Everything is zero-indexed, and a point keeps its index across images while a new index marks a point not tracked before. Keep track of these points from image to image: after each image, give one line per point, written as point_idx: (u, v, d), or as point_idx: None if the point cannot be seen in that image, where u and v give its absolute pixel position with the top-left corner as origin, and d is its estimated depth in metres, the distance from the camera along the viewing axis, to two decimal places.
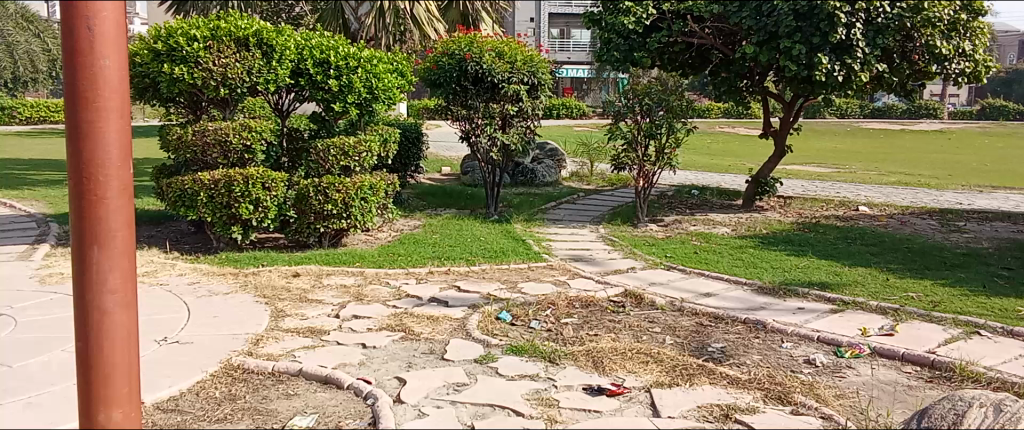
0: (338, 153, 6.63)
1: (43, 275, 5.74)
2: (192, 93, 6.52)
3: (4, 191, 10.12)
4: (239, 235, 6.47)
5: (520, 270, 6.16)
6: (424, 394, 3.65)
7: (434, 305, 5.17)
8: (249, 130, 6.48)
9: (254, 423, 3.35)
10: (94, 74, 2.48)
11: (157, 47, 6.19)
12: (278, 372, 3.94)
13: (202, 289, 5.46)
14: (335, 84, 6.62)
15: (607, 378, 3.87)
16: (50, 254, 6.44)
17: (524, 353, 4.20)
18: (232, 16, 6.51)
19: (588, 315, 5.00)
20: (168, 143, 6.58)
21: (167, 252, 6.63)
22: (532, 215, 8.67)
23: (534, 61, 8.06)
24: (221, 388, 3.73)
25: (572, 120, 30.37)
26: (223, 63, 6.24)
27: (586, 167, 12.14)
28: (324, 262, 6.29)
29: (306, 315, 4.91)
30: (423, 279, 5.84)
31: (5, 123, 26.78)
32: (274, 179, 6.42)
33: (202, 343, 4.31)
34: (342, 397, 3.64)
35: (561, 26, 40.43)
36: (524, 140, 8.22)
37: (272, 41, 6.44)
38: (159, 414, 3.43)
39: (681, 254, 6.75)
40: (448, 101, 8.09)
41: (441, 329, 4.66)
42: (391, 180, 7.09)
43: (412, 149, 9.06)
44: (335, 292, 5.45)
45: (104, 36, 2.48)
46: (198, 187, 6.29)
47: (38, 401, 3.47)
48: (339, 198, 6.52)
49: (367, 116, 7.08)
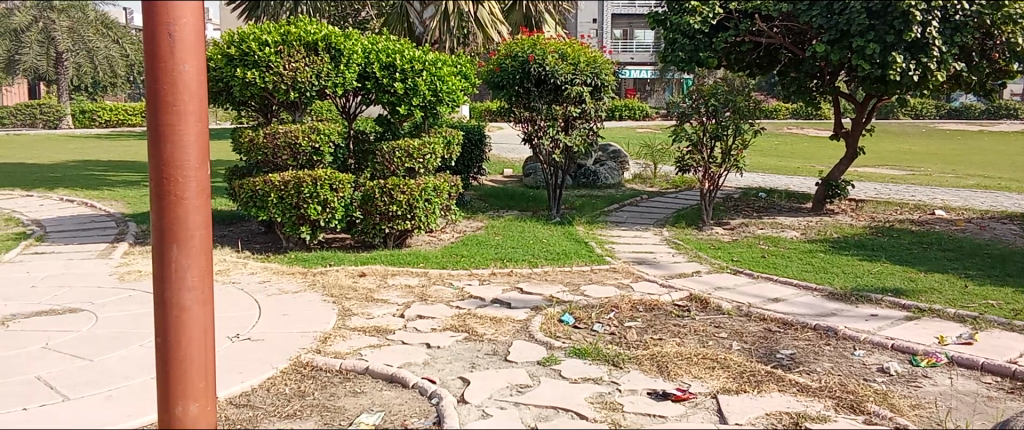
0: (403, 155, 6.70)
1: (122, 272, 5.97)
2: (263, 97, 6.71)
3: (86, 191, 10.58)
4: (308, 234, 6.62)
5: (583, 273, 6.14)
6: (488, 395, 3.67)
7: (497, 307, 5.19)
8: (318, 133, 6.62)
9: (323, 420, 3.42)
10: (174, 79, 2.56)
11: (231, 52, 6.41)
12: (345, 369, 4.02)
13: (271, 288, 5.60)
14: (401, 87, 6.70)
15: (672, 383, 3.83)
16: (129, 252, 6.70)
17: (588, 356, 4.18)
18: (302, 21, 6.68)
19: (652, 319, 4.95)
20: (240, 145, 6.77)
21: (238, 251, 6.82)
22: (595, 217, 8.63)
23: (598, 63, 8.00)
24: (291, 384, 3.83)
25: (635, 120, 30.13)
26: (293, 68, 6.40)
27: (650, 169, 12.03)
28: (389, 262, 6.39)
29: (372, 314, 4.99)
30: (486, 280, 5.87)
31: (87, 126, 28.04)
32: (341, 180, 6.54)
33: (272, 341, 4.42)
34: (407, 396, 3.68)
35: (623, 27, 40.12)
36: (587, 142, 8.18)
37: (341, 45, 6.57)
38: (231, 409, 3.54)
39: (748, 258, 6.63)
40: (510, 103, 8.11)
41: (504, 330, 4.68)
42: (455, 182, 7.13)
43: (475, 151, 9.12)
44: (400, 292, 5.53)
45: (184, 42, 2.56)
46: (268, 188, 6.46)
47: (117, 394, 3.60)
48: (404, 199, 6.61)
49: (431, 119, 7.13)
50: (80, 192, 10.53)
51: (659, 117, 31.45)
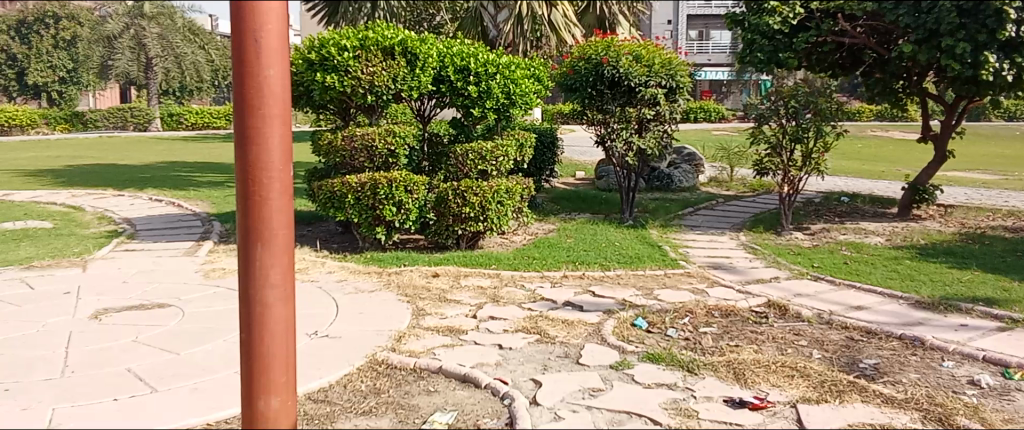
0: (476, 157, 6.74)
1: (207, 270, 6.19)
2: (341, 100, 6.86)
3: (174, 192, 11.01)
4: (383, 235, 6.75)
5: (656, 277, 6.07)
6: (560, 397, 3.67)
7: (569, 309, 5.18)
8: (394, 135, 6.74)
9: (397, 417, 3.48)
10: (260, 84, 2.64)
11: (311, 57, 6.58)
12: (419, 368, 4.07)
13: (348, 286, 5.72)
14: (475, 90, 6.75)
15: (749, 391, 3.75)
16: (213, 250, 6.95)
17: (661, 361, 4.13)
18: (379, 26, 6.80)
19: (728, 325, 4.86)
20: (319, 148, 6.94)
21: (316, 251, 7.00)
22: (669, 221, 8.53)
23: (673, 64, 7.90)
24: (367, 381, 3.90)
25: (711, 123, 29.58)
26: (370, 72, 6.53)
27: (726, 172, 11.81)
28: (462, 263, 6.45)
29: (445, 315, 5.04)
30: (558, 283, 5.87)
31: (175, 129, 29.20)
32: (416, 182, 6.64)
33: (349, 338, 4.52)
34: (480, 397, 3.71)
35: (699, 27, 39.47)
36: (661, 144, 8.08)
37: (416, 49, 6.67)
38: (310, 404, 3.63)
39: (829, 264, 6.45)
40: (583, 106, 8.10)
41: (577, 333, 4.67)
42: (527, 185, 7.15)
43: (547, 154, 9.12)
44: (472, 293, 5.57)
45: (269, 47, 2.63)
46: (346, 189, 6.61)
47: (203, 387, 3.74)
48: (477, 201, 6.66)
49: (504, 121, 7.16)
50: (168, 192, 10.97)
51: (736, 120, 30.81)
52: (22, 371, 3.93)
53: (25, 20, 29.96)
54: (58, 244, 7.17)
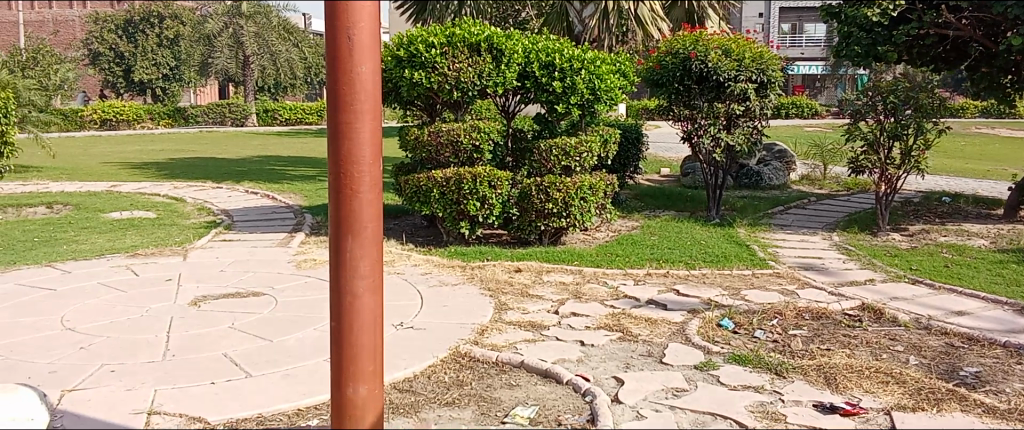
0: (560, 153, 6.74)
1: (299, 260, 6.41)
2: (428, 96, 6.98)
3: (268, 184, 11.44)
4: (467, 229, 6.83)
5: (744, 277, 5.93)
6: (642, 396, 3.63)
7: (653, 308, 5.12)
8: (478, 130, 6.80)
9: (480, 409, 3.51)
10: (352, 80, 2.62)
11: (399, 54, 6.72)
12: (501, 362, 4.10)
13: (432, 279, 5.82)
14: (559, 86, 6.73)
15: (840, 396, 3.62)
16: (305, 242, 7.18)
17: (748, 363, 4.03)
18: (465, 23, 6.87)
19: (819, 328, 4.71)
20: (406, 143, 7.08)
21: (403, 244, 7.15)
22: (757, 219, 8.33)
23: (764, 58, 7.69)
24: (450, 373, 3.96)
25: (803, 119, 28.70)
26: (456, 68, 6.63)
27: (818, 170, 11.43)
28: (544, 259, 6.46)
29: (527, 309, 5.07)
30: (641, 280, 5.81)
31: (270, 124, 30.27)
32: (500, 178, 6.68)
33: (433, 331, 4.59)
34: (561, 392, 3.71)
35: (793, 20, 38.27)
36: (750, 141, 7.89)
37: (502, 45, 6.71)
38: (395, 393, 3.71)
39: (929, 267, 6.16)
40: (669, 102, 8.00)
41: (660, 332, 4.62)
42: (611, 181, 7.09)
43: (631, 150, 9.02)
44: (554, 289, 5.58)
45: (362, 44, 2.62)
46: (431, 184, 6.74)
47: (294, 374, 3.87)
48: (560, 196, 6.65)
49: (589, 117, 7.12)
50: (264, 185, 11.41)
51: (829, 116, 29.80)
52: (128, 353, 4.15)
53: (132, 19, 31.70)
54: (161, 233, 7.55)
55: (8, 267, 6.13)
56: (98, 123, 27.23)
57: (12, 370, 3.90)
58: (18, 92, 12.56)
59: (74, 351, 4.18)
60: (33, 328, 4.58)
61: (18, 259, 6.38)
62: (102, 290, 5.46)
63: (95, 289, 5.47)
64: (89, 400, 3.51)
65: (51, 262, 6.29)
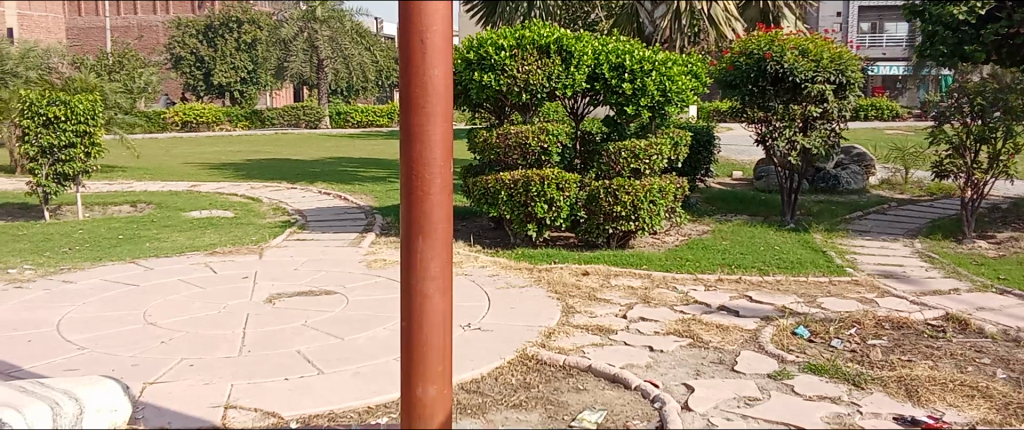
0: (629, 156, 6.67)
1: (370, 260, 6.51)
2: (497, 98, 6.99)
3: (339, 185, 11.66)
4: (534, 232, 6.82)
5: (820, 284, 5.76)
6: (714, 404, 3.56)
7: (724, 314, 5.01)
8: (547, 132, 6.78)
9: (547, 413, 3.49)
10: (424, 82, 2.50)
11: (469, 57, 6.75)
12: (569, 365, 4.07)
13: (500, 281, 5.83)
14: (629, 87, 6.66)
15: (922, 409, 3.48)
16: (375, 242, 7.29)
17: (824, 373, 3.91)
18: (535, 25, 6.87)
19: (900, 338, 4.53)
20: (475, 145, 7.13)
21: (470, 245, 7.19)
22: (834, 225, 8.07)
23: (843, 59, 7.48)
24: (517, 375, 3.96)
25: (883, 121, 27.77)
26: (526, 70, 6.64)
27: (899, 175, 11.02)
28: (612, 263, 6.39)
29: (595, 313, 5.02)
30: (712, 286, 5.69)
31: (342, 126, 30.84)
32: (568, 180, 6.65)
33: (500, 332, 4.60)
34: (629, 398, 3.66)
35: (873, 20, 37.02)
36: (827, 144, 7.66)
37: (572, 47, 6.68)
38: (463, 393, 3.73)
39: (1018, 277, 5.87)
40: (743, 103, 7.84)
41: (732, 339, 4.51)
42: (681, 184, 6.97)
43: (703, 153, 8.86)
44: (623, 293, 5.52)
45: (436, 46, 2.49)
46: (499, 186, 6.76)
47: (364, 371, 3.92)
48: (629, 200, 6.57)
49: (659, 119, 7.02)
50: (336, 185, 11.63)
51: (910, 119, 28.72)
52: (206, 348, 4.28)
53: (212, 24, 32.79)
54: (238, 232, 7.77)
55: (95, 263, 6.39)
56: (179, 124, 28.27)
57: (97, 362, 4.06)
58: (106, 95, 13.12)
59: (155, 345, 4.33)
60: (118, 322, 4.76)
61: (104, 255, 6.66)
62: (182, 287, 5.64)
63: (175, 286, 5.66)
64: (169, 392, 3.63)
65: (135, 259, 6.54)
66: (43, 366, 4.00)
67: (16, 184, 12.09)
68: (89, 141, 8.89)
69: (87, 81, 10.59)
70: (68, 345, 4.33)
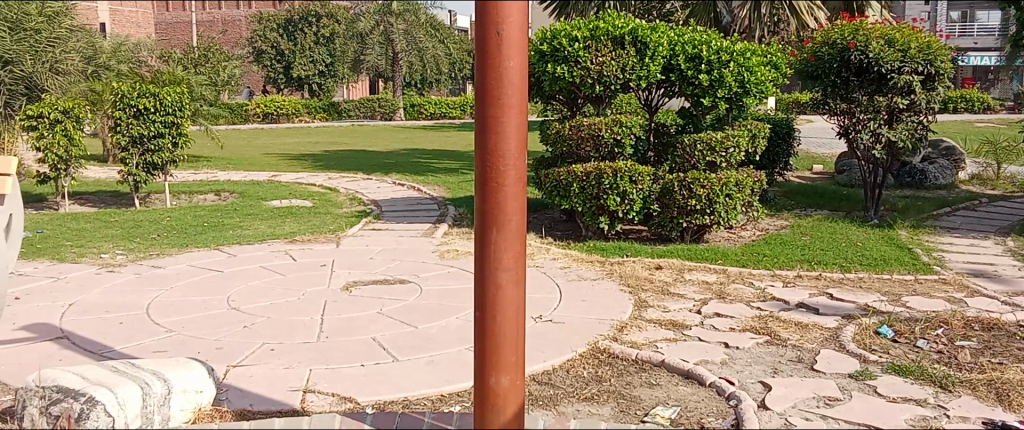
0: (705, 148, 6.56)
1: (443, 251, 6.58)
2: (570, 90, 6.95)
3: (413, 176, 11.82)
4: (606, 225, 6.77)
5: (905, 282, 5.54)
6: (792, 403, 3.47)
7: (803, 311, 4.88)
8: (621, 125, 6.72)
9: (619, 407, 3.47)
10: (499, 73, 2.46)
11: (543, 49, 6.74)
12: (641, 360, 4.02)
13: (571, 273, 5.81)
14: (706, 79, 6.54)
15: (1014, 414, 3.32)
16: (448, 232, 7.37)
17: (909, 374, 3.76)
18: (610, 16, 6.80)
19: (991, 340, 4.33)
20: (548, 137, 7.11)
21: (542, 237, 7.19)
22: (921, 221, 7.76)
23: (932, 48, 7.18)
24: (589, 368, 3.94)
25: (974, 114, 26.53)
26: (600, 62, 6.58)
27: (991, 169, 10.50)
28: (686, 257, 6.29)
29: (668, 308, 4.96)
30: (790, 282, 5.55)
31: (416, 118, 31.24)
32: (642, 172, 6.57)
33: (572, 325, 4.59)
34: (704, 394, 3.60)
35: (962, 8, 35.68)
36: (914, 137, 7.35)
37: (647, 38, 6.58)
38: (535, 385, 3.74)
39: None
40: (824, 94, 7.61)
41: (811, 337, 4.39)
42: (759, 177, 6.80)
43: (782, 145, 8.63)
44: (697, 288, 5.43)
45: (511, 38, 2.44)
46: (571, 178, 6.72)
47: (437, 360, 3.97)
48: (704, 193, 6.45)
49: (737, 111, 6.87)
50: (410, 176, 11.81)
51: (1003, 112, 27.43)
52: (286, 333, 4.40)
53: (292, 18, 33.65)
54: (317, 221, 7.96)
55: (182, 249, 6.65)
56: (261, 116, 29.17)
57: (183, 345, 4.22)
58: (192, 88, 13.61)
59: (238, 329, 4.48)
60: (203, 307, 4.94)
61: (191, 241, 6.92)
62: (263, 273, 5.81)
63: (257, 272, 5.85)
64: (251, 375, 3.74)
65: (219, 246, 6.78)
66: (133, 347, 4.18)
67: (110, 173, 12.67)
68: (176, 131, 9.24)
69: (175, 75, 11.00)
70: (156, 328, 4.52)
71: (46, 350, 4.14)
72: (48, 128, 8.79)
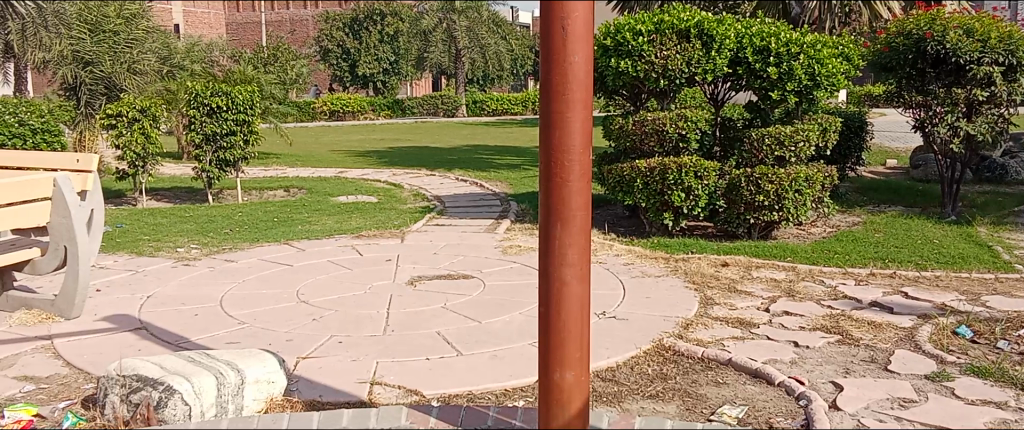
0: (774, 142, 6.43)
1: (506, 246, 6.61)
2: (634, 85, 6.88)
3: (476, 172, 11.90)
4: (671, 221, 6.69)
5: (984, 281, 5.33)
6: (865, 405, 3.37)
7: (876, 310, 4.74)
8: (686, 119, 6.63)
9: (685, 405, 3.42)
10: (564, 69, 2.44)
11: (606, 43, 6.68)
12: (707, 358, 3.97)
13: (635, 270, 5.76)
14: (775, 71, 6.39)
15: None
16: (511, 228, 7.39)
17: (989, 376, 3.62)
18: (675, 10, 6.71)
19: None
20: (611, 132, 7.06)
21: (606, 233, 7.15)
22: (1002, 218, 7.43)
23: (1014, 38, 6.87)
24: (654, 366, 3.90)
25: None
26: (664, 56, 6.49)
27: None
28: (754, 254, 6.17)
29: (735, 305, 4.88)
30: (863, 280, 5.39)
31: (478, 115, 31.43)
32: (707, 168, 6.47)
33: (636, 321, 4.55)
34: (773, 394, 3.52)
35: None
36: (995, 131, 7.02)
37: (713, 31, 6.46)
38: (599, 381, 3.72)
39: None
40: (899, 87, 7.37)
41: (885, 337, 4.26)
42: (830, 172, 6.62)
43: (854, 139, 8.38)
44: (765, 285, 5.32)
45: (577, 33, 2.42)
46: (635, 174, 6.65)
47: (501, 355, 3.98)
48: (772, 189, 6.31)
49: (807, 105, 6.71)
50: (473, 173, 11.89)
51: None
52: (353, 326, 4.48)
53: (358, 17, 34.24)
54: (382, 217, 8.08)
55: (253, 243, 6.84)
56: (327, 114, 29.73)
57: (255, 336, 4.34)
58: (263, 86, 13.98)
59: (307, 322, 4.58)
60: (274, 300, 5.08)
61: (261, 236, 7.11)
62: (331, 268, 5.93)
63: (324, 266, 5.97)
64: (321, 367, 3.83)
65: (289, 240, 6.95)
66: (207, 338, 4.32)
67: (184, 170, 13.10)
68: (247, 129, 9.48)
69: (246, 74, 11.30)
70: (230, 320, 4.66)
71: (126, 340, 4.30)
72: (126, 126, 9.14)
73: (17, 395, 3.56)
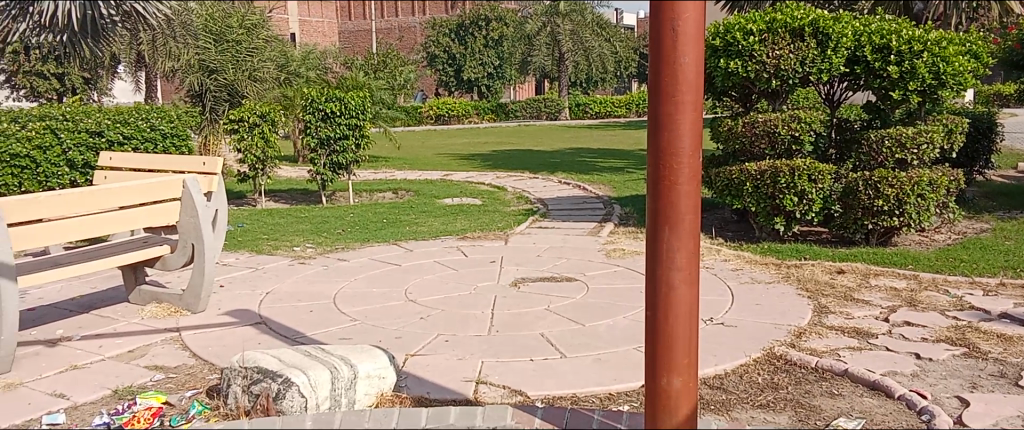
0: (894, 144, 6.13)
1: (610, 249, 6.57)
2: (744, 86, 6.71)
3: (580, 175, 11.89)
4: (782, 226, 6.49)
5: None
6: (993, 421, 3.17)
7: (1007, 323, 4.44)
8: (799, 121, 6.42)
9: (797, 416, 3.32)
10: (674, 72, 2.41)
11: (715, 44, 6.54)
12: (822, 368, 3.82)
13: (744, 276, 5.62)
14: (896, 70, 6.10)
15: None
16: (614, 231, 7.34)
17: None
18: (788, 8, 6.51)
19: None
20: (719, 134, 6.90)
21: (712, 238, 7.00)
22: None
23: None
24: (764, 374, 3.80)
25: None
26: (777, 55, 6.29)
27: None
28: (872, 261, 5.91)
29: (851, 314, 4.68)
30: (992, 291, 5.06)
31: (582, 118, 31.45)
32: (822, 171, 6.23)
33: (745, 329, 4.43)
34: (892, 407, 3.36)
35: None
36: None
37: (829, 29, 6.23)
38: (706, 389, 3.65)
39: None
40: None
41: (1016, 350, 4.00)
42: (956, 176, 6.27)
43: (982, 142, 7.91)
44: (883, 294, 5.08)
45: (688, 34, 2.38)
46: (744, 177, 6.48)
47: (605, 358, 3.97)
48: (892, 193, 6.02)
49: (931, 105, 6.38)
50: (576, 175, 11.88)
51: None
52: (459, 326, 4.56)
53: (463, 23, 34.87)
54: (487, 219, 8.18)
55: (364, 244, 7.06)
56: (433, 118, 30.36)
57: (367, 334, 4.48)
58: (373, 92, 14.44)
59: (415, 321, 4.69)
60: (383, 298, 5.23)
61: (371, 237, 7.33)
62: (438, 268, 6.06)
63: (431, 267, 6.11)
64: (428, 365, 3.91)
65: (397, 241, 7.13)
66: (322, 334, 4.49)
67: (299, 172, 13.66)
68: (358, 133, 9.80)
69: (358, 80, 11.70)
70: (342, 317, 4.82)
71: (247, 334, 4.52)
72: (248, 131, 9.63)
73: (149, 383, 3.80)
